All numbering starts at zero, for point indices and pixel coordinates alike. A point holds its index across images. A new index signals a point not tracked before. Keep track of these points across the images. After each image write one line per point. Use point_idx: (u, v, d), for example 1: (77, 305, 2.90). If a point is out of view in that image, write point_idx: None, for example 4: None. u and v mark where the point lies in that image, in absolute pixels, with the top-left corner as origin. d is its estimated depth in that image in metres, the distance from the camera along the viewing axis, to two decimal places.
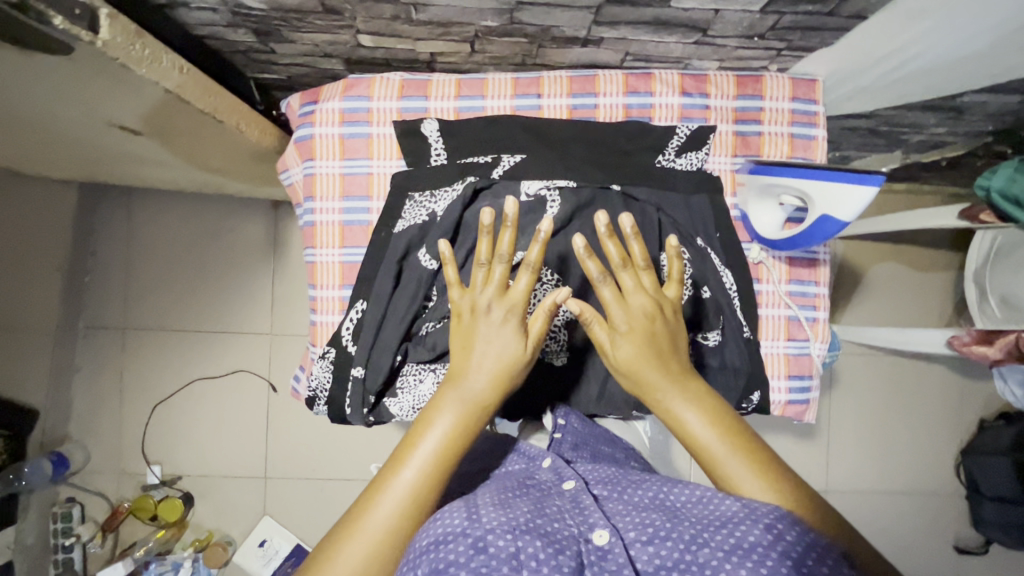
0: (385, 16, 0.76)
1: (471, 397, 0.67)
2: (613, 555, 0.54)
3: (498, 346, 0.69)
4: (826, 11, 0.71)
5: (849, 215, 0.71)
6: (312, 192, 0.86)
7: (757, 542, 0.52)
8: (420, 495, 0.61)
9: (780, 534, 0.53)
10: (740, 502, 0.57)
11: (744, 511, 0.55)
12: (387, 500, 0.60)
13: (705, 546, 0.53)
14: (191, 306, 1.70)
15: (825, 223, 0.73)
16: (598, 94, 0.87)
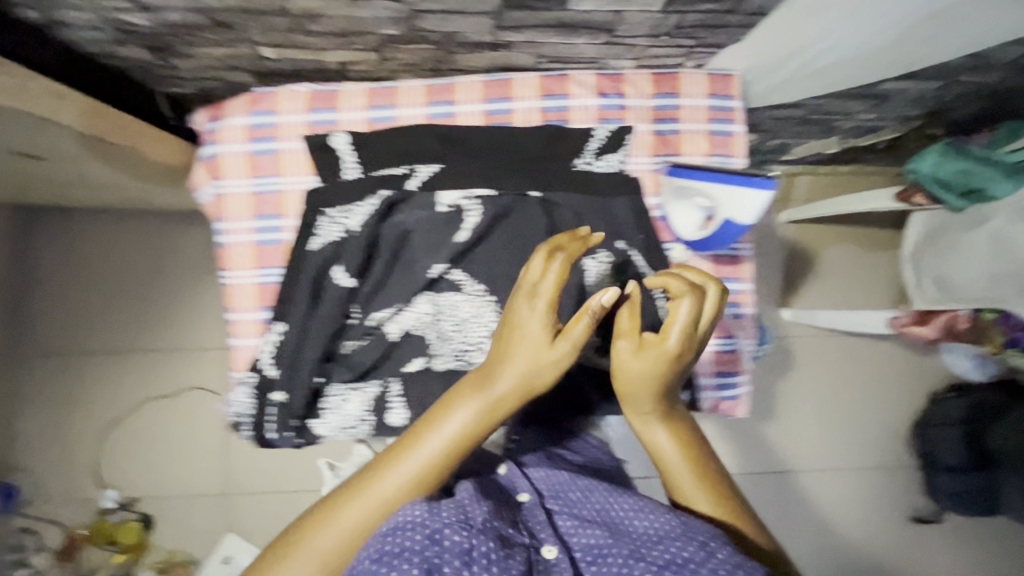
0: (281, 29, 0.73)
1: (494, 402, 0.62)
2: (558, 568, 0.58)
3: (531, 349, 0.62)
4: (725, 9, 0.70)
5: (749, 219, 0.73)
6: (221, 212, 0.83)
7: (688, 558, 0.56)
8: (417, 489, 0.60)
9: (712, 551, 0.56)
10: (676, 519, 0.60)
11: (680, 528, 0.59)
12: (379, 490, 0.60)
13: (642, 560, 0.57)
14: (139, 326, 1.65)
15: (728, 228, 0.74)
16: (514, 99, 0.85)
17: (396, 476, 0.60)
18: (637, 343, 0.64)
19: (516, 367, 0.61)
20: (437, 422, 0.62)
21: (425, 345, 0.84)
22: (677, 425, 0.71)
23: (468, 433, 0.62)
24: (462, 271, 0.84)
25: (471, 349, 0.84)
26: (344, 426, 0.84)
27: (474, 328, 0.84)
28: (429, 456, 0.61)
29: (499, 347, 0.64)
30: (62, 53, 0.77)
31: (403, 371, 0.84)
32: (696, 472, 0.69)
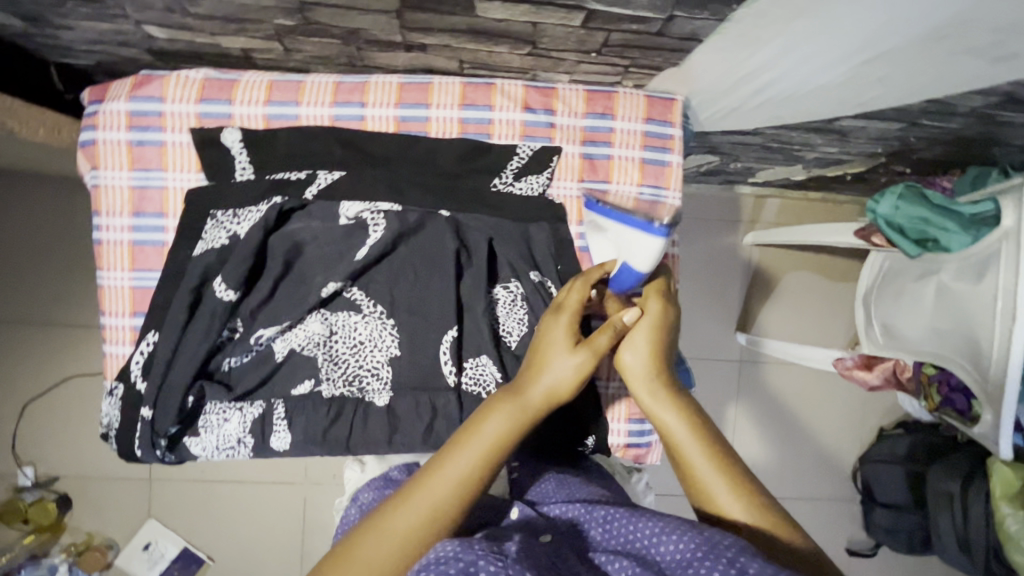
0: (158, 8, 0.65)
1: (528, 408, 0.61)
2: None
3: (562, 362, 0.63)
4: (652, 32, 0.63)
5: (646, 267, 0.69)
6: (95, 205, 0.75)
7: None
8: (455, 494, 0.56)
9: (742, 569, 0.47)
10: (699, 537, 0.52)
11: (703, 546, 0.50)
12: (423, 495, 0.55)
13: None
14: (64, 299, 1.57)
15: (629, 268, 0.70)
16: (431, 106, 0.78)
17: (439, 487, 0.56)
18: (646, 336, 0.68)
19: (561, 369, 0.63)
20: (475, 426, 0.60)
21: (315, 368, 0.78)
22: (709, 442, 0.63)
23: (507, 435, 0.60)
24: (361, 289, 0.78)
25: (364, 375, 0.79)
26: (221, 447, 0.77)
27: (370, 353, 0.79)
28: (470, 461, 0.58)
29: (533, 357, 0.66)
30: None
31: (291, 393, 0.78)
32: (741, 493, 0.60)
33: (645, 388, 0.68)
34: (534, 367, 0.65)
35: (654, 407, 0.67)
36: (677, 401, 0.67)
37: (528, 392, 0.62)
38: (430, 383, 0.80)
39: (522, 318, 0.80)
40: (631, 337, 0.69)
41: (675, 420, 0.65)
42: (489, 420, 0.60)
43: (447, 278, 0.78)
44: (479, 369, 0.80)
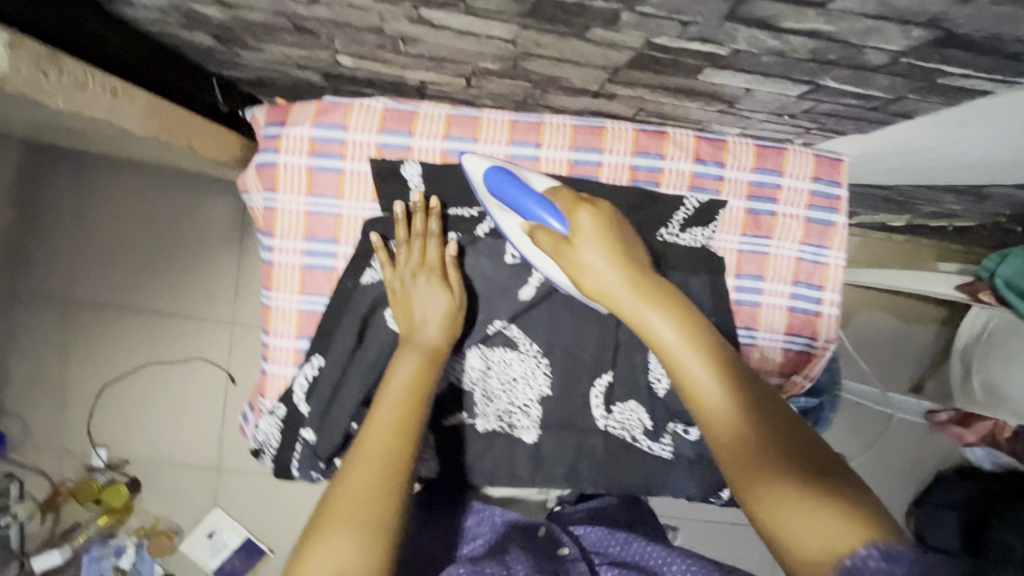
0: (369, 44, 0.65)
1: (424, 348, 0.70)
2: None
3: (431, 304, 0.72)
4: (869, 107, 0.62)
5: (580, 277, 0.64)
6: (271, 227, 0.78)
7: None
8: (386, 449, 0.61)
9: None
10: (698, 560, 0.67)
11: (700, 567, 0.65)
12: (357, 455, 0.61)
13: None
14: (147, 286, 1.58)
15: (542, 209, 0.69)
16: (604, 151, 0.79)
17: (379, 433, 0.62)
18: (600, 251, 0.67)
19: (432, 311, 0.72)
20: (386, 380, 0.67)
21: (470, 402, 0.80)
22: (722, 380, 0.59)
23: (417, 381, 0.67)
24: (518, 327, 0.79)
25: (515, 412, 0.80)
26: None
27: (522, 390, 0.80)
28: (398, 403, 0.65)
29: (400, 313, 0.73)
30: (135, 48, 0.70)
31: (442, 423, 0.81)
32: (765, 441, 0.55)
33: (632, 319, 0.64)
34: (404, 320, 0.72)
35: (651, 342, 0.63)
36: (676, 333, 0.62)
37: (422, 328, 0.71)
38: (578, 424, 0.81)
39: None
40: (582, 254, 0.67)
41: (684, 356, 0.60)
42: (400, 368, 0.68)
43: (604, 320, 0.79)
44: (627, 414, 0.81)
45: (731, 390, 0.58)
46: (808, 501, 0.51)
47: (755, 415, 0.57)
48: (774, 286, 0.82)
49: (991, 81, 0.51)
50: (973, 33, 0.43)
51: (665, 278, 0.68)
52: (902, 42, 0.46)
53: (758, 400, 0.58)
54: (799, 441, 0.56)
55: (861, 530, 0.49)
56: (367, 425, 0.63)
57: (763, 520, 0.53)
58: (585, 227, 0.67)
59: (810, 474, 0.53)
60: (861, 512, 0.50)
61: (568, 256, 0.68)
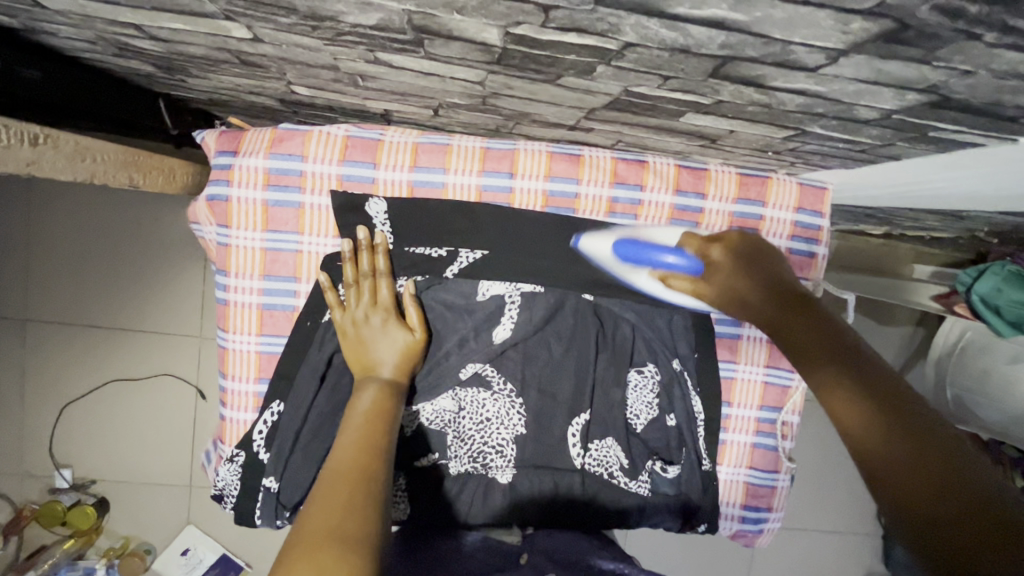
0: (323, 78, 0.59)
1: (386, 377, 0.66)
2: None
3: (388, 342, 0.68)
4: (856, 149, 0.59)
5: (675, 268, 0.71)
6: (225, 264, 0.72)
7: None
8: (366, 460, 0.54)
9: None
10: None
11: None
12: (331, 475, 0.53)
13: None
14: (109, 300, 1.52)
15: (677, 259, 0.69)
16: (581, 182, 0.74)
17: (341, 455, 0.55)
18: (737, 273, 0.66)
19: (389, 351, 0.68)
20: (350, 406, 0.62)
21: (444, 444, 0.75)
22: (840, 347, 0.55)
23: (384, 401, 0.62)
24: (491, 365, 0.75)
25: (488, 452, 0.75)
26: None
27: (495, 430, 0.75)
28: (365, 420, 0.60)
29: (348, 354, 0.68)
30: (41, 79, 0.62)
31: (411, 464, 0.75)
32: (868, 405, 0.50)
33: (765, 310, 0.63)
34: (356, 365, 0.67)
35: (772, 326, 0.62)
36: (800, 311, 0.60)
37: (377, 368, 0.66)
38: (554, 462, 0.76)
39: (651, 401, 0.77)
40: (720, 280, 0.67)
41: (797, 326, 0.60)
42: (366, 392, 0.63)
43: (585, 357, 0.76)
44: (605, 451, 0.76)
45: (839, 348, 0.55)
46: (895, 443, 0.46)
47: (867, 368, 0.52)
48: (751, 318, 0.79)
49: (983, 136, 0.48)
50: (969, 99, 0.40)
51: (784, 270, 0.66)
52: (894, 102, 0.43)
53: (872, 368, 0.53)
54: (904, 393, 0.49)
55: (959, 495, 0.41)
56: (339, 446, 0.56)
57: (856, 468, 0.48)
58: (718, 265, 0.67)
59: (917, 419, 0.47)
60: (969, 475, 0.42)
61: (707, 292, 0.68)
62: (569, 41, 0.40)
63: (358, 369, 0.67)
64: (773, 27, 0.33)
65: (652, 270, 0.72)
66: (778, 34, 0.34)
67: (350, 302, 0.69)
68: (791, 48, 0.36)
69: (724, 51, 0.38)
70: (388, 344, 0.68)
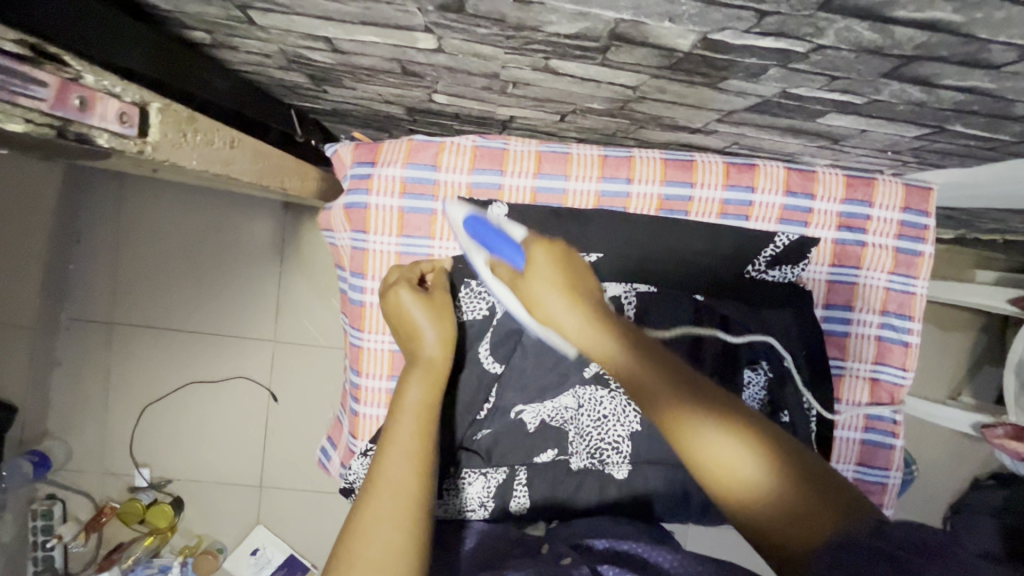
0: (474, 86, 0.64)
1: (431, 364, 0.65)
2: None
3: (422, 320, 0.67)
4: (987, 146, 0.61)
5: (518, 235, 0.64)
6: (361, 268, 0.76)
7: None
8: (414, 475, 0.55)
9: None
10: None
11: None
12: (386, 492, 0.53)
13: None
14: (190, 304, 1.58)
15: (512, 251, 0.61)
16: (695, 184, 0.77)
17: (397, 472, 0.55)
18: (551, 273, 0.57)
19: (426, 326, 0.67)
20: (399, 399, 0.62)
21: (563, 438, 0.78)
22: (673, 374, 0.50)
23: (432, 399, 0.62)
24: None
25: (606, 449, 0.78)
26: (484, 502, 0.77)
27: (613, 427, 0.77)
28: (416, 422, 0.60)
29: (404, 333, 0.69)
30: (225, 89, 0.69)
31: (533, 460, 0.79)
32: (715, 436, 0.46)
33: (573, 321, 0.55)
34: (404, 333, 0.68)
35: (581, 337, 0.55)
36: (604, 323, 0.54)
37: (420, 336, 0.67)
38: (669, 458, 0.79)
39: (761, 400, 0.75)
40: (535, 287, 0.57)
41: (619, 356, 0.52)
42: (411, 389, 0.63)
43: None
44: None
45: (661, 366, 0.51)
46: (760, 471, 0.44)
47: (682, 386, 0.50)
48: (860, 317, 0.81)
49: None
50: None
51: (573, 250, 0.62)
52: None
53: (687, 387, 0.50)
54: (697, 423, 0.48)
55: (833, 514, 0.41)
56: (383, 454, 0.56)
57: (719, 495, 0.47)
58: (540, 264, 0.58)
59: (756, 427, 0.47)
60: (833, 486, 0.43)
61: (522, 289, 0.59)
62: (762, 46, 0.43)
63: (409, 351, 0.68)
64: (983, 27, 0.37)
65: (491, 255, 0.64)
66: (984, 33, 0.37)
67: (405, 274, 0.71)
68: (988, 46, 0.39)
69: (916, 52, 0.41)
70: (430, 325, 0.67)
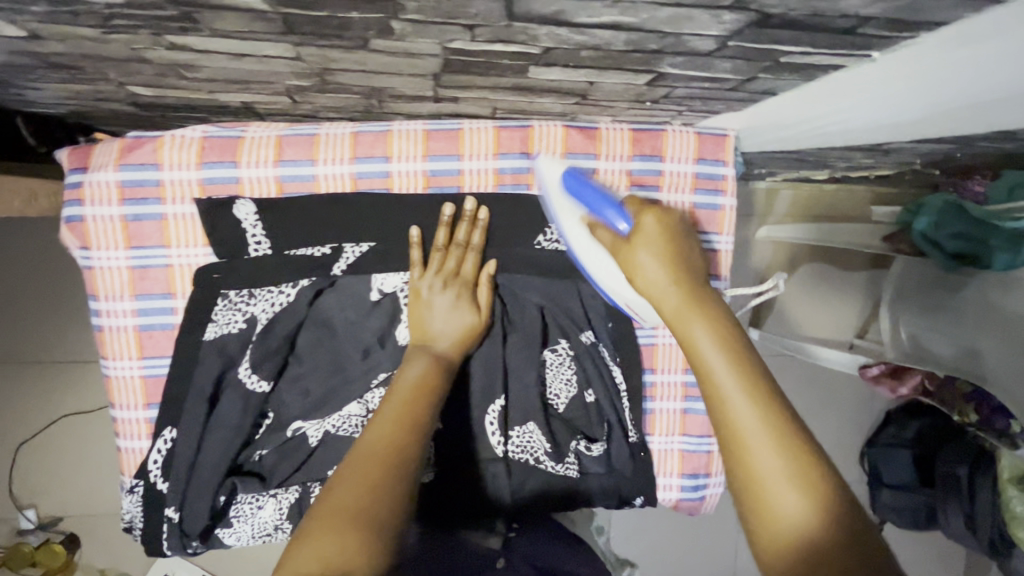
0: (148, 73, 0.55)
1: (438, 355, 0.65)
2: None
3: (451, 318, 0.67)
4: (726, 87, 0.55)
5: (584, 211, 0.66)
6: (92, 288, 0.67)
7: None
8: (398, 439, 0.54)
9: None
10: None
11: None
12: (369, 452, 0.52)
13: None
14: (41, 333, 1.36)
15: (614, 213, 0.61)
16: (463, 157, 0.70)
17: (380, 435, 0.54)
18: (654, 249, 0.57)
19: (448, 325, 0.67)
20: (400, 372, 0.62)
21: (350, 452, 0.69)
22: (756, 388, 0.48)
23: (429, 379, 0.61)
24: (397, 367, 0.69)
25: None
26: (257, 534, 0.72)
27: None
28: (407, 396, 0.58)
29: (418, 326, 0.67)
30: None
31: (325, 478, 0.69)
32: (797, 484, 0.45)
33: (672, 308, 0.54)
34: (415, 332, 0.67)
35: (680, 332, 0.53)
36: (706, 322, 0.52)
37: (435, 341, 0.66)
38: (475, 455, 0.74)
39: (570, 378, 0.75)
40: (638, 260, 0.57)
41: (711, 359, 0.50)
42: (414, 364, 0.62)
43: (493, 341, 0.72)
44: (527, 437, 0.74)
45: (769, 401, 0.48)
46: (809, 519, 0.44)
47: (790, 426, 0.47)
48: None
49: (831, 56, 0.45)
50: (789, 12, 0.37)
51: (699, 254, 0.58)
52: (715, 27, 0.39)
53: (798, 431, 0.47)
54: (804, 455, 0.46)
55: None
56: (381, 415, 0.56)
57: (756, 538, 0.46)
58: (652, 232, 0.58)
59: (830, 487, 0.45)
60: (878, 549, 0.43)
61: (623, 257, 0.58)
62: None
63: (420, 336, 0.67)
64: None
65: (587, 214, 0.64)
66: None
67: (431, 266, 0.68)
68: None
69: None
70: (455, 313, 0.67)
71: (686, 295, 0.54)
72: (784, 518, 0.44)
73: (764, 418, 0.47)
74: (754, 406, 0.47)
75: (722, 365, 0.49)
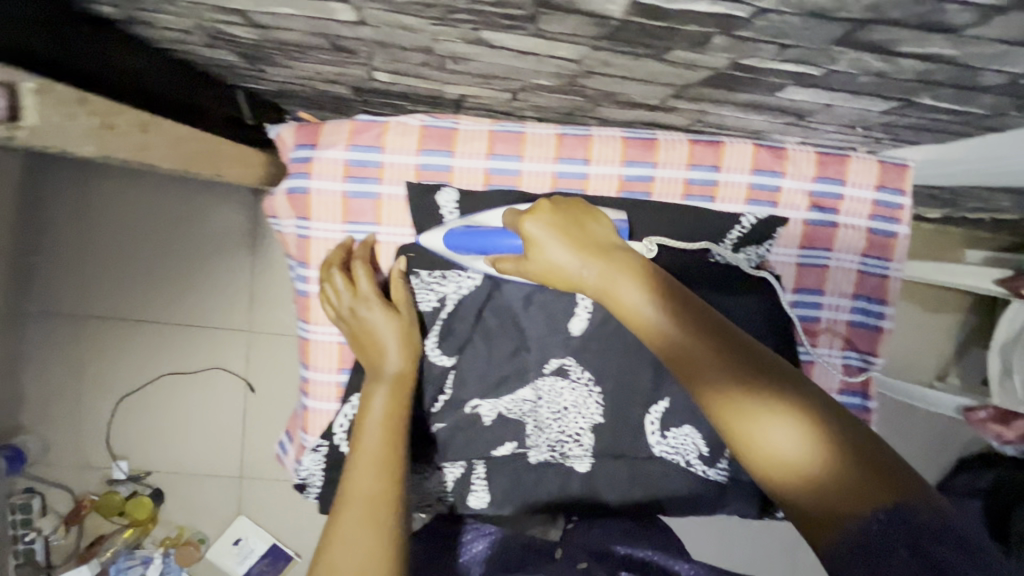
0: (411, 62, 0.60)
1: (390, 373, 0.66)
2: None
3: (379, 329, 0.67)
4: (959, 120, 0.57)
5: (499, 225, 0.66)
6: (305, 256, 0.73)
7: None
8: (383, 479, 0.57)
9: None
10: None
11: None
12: (357, 501, 0.55)
13: None
14: (165, 291, 1.41)
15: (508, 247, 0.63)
16: (657, 164, 0.73)
17: (366, 479, 0.57)
18: (559, 237, 0.56)
19: (385, 335, 0.68)
20: (364, 410, 0.64)
21: (522, 432, 0.75)
22: (699, 335, 0.48)
23: (395, 408, 0.64)
24: (573, 356, 0.73)
25: (566, 441, 0.75)
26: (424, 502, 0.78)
27: (573, 419, 0.75)
28: (380, 433, 0.61)
29: (364, 345, 0.69)
30: (133, 68, 0.63)
31: (491, 454, 0.76)
32: (768, 409, 0.44)
33: (595, 283, 0.53)
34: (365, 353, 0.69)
35: (614, 304, 0.52)
36: (630, 286, 0.52)
37: (383, 361, 0.67)
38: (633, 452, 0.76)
39: None
40: (545, 255, 0.57)
41: (650, 322, 0.50)
42: (375, 395, 0.65)
43: None
44: (682, 439, 0.76)
45: (713, 343, 0.47)
46: (797, 433, 0.43)
47: (742, 358, 0.46)
48: (834, 301, 0.78)
49: None
50: None
51: (601, 222, 0.59)
52: None
53: (749, 358, 0.47)
54: (769, 377, 0.45)
55: (881, 486, 0.40)
56: (357, 456, 0.59)
57: (768, 480, 0.44)
58: (541, 235, 0.57)
59: (798, 398, 0.44)
60: (869, 441, 0.42)
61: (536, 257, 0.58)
62: (698, 10, 0.40)
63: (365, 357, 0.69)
64: None
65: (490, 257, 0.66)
66: None
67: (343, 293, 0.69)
68: (943, 6, 0.35)
69: (864, 14, 0.38)
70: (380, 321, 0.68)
71: (604, 263, 0.54)
72: (780, 449, 0.43)
73: (721, 362, 0.46)
74: (706, 361, 0.47)
75: (662, 326, 0.49)
